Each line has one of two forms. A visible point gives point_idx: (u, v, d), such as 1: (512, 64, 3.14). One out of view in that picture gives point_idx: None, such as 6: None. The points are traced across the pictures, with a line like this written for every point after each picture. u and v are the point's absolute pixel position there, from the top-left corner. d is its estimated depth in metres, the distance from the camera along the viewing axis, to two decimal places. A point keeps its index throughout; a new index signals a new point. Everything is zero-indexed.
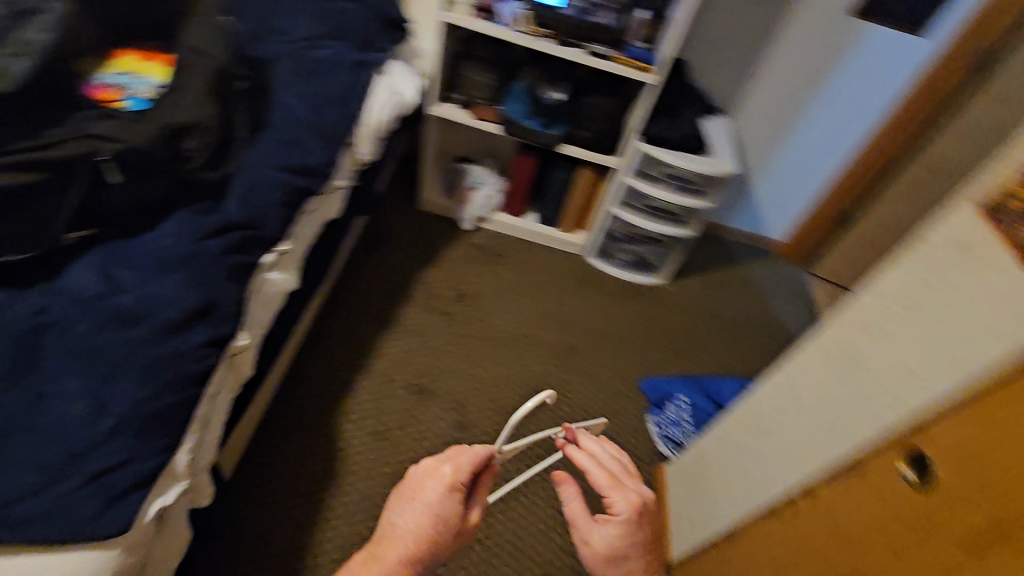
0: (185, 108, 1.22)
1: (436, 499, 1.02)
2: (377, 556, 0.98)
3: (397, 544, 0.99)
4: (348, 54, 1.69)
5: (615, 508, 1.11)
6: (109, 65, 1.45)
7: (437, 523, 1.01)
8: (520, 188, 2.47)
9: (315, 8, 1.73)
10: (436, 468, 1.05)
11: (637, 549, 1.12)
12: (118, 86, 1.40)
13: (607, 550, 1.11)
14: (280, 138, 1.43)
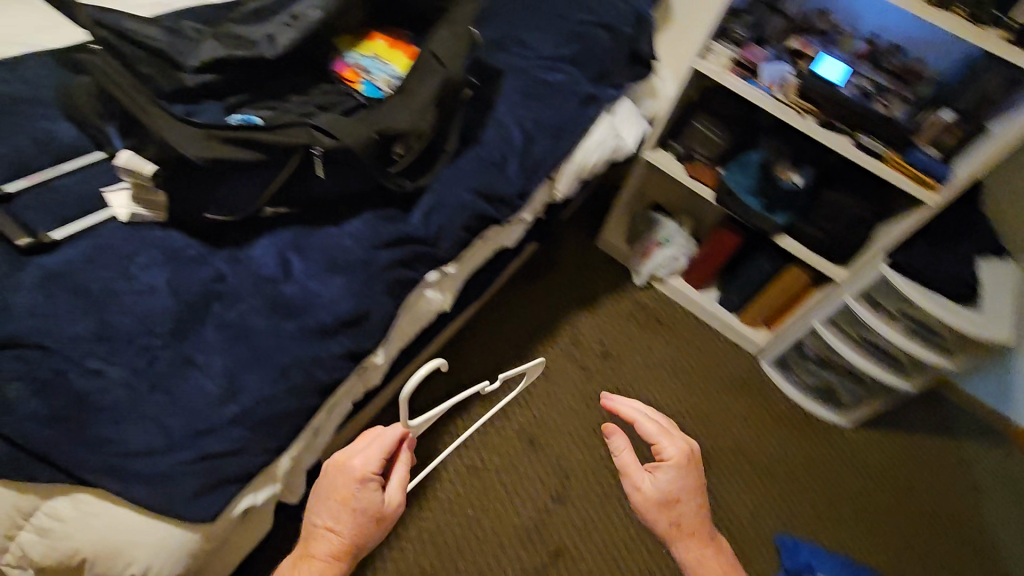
0: (403, 112, 1.15)
1: (348, 492, 0.96)
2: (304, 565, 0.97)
3: (326, 550, 0.97)
4: (580, 83, 1.58)
5: (663, 456, 1.15)
6: (361, 43, 1.48)
7: (356, 511, 0.97)
8: (711, 262, 2.21)
9: (564, 28, 1.64)
10: (347, 464, 0.98)
11: (686, 497, 1.14)
12: (361, 68, 1.43)
13: (656, 493, 1.13)
14: (484, 158, 1.36)
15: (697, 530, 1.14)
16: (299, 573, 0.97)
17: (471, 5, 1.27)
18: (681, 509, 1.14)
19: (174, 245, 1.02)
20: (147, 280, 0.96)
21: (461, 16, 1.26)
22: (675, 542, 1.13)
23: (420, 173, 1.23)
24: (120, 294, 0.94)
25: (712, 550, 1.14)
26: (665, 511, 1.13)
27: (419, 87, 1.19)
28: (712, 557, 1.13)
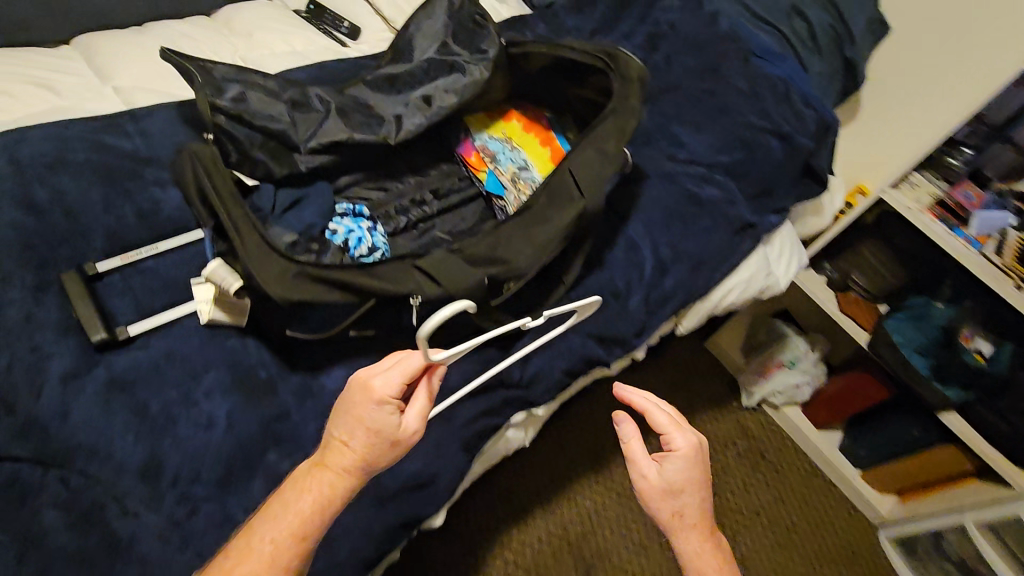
0: (522, 249, 0.97)
1: (368, 415, 0.75)
2: (307, 486, 0.75)
3: (336, 467, 0.76)
4: (736, 202, 1.32)
5: (675, 444, 0.91)
6: (495, 124, 1.32)
7: (375, 436, 0.76)
8: (841, 406, 1.87)
9: (729, 130, 1.38)
10: (375, 376, 0.77)
11: (691, 494, 0.90)
12: (488, 155, 1.27)
13: (666, 487, 0.89)
14: (606, 289, 1.16)
15: (703, 530, 0.91)
16: (307, 485, 0.75)
17: (630, 118, 1.06)
18: (690, 510, 0.90)
19: (247, 364, 0.91)
20: (208, 409, 0.86)
21: (614, 130, 1.05)
22: (681, 546, 0.90)
23: (528, 310, 1.06)
24: (177, 423, 0.84)
25: (722, 563, 0.90)
26: (675, 510, 0.89)
27: (549, 213, 1.00)
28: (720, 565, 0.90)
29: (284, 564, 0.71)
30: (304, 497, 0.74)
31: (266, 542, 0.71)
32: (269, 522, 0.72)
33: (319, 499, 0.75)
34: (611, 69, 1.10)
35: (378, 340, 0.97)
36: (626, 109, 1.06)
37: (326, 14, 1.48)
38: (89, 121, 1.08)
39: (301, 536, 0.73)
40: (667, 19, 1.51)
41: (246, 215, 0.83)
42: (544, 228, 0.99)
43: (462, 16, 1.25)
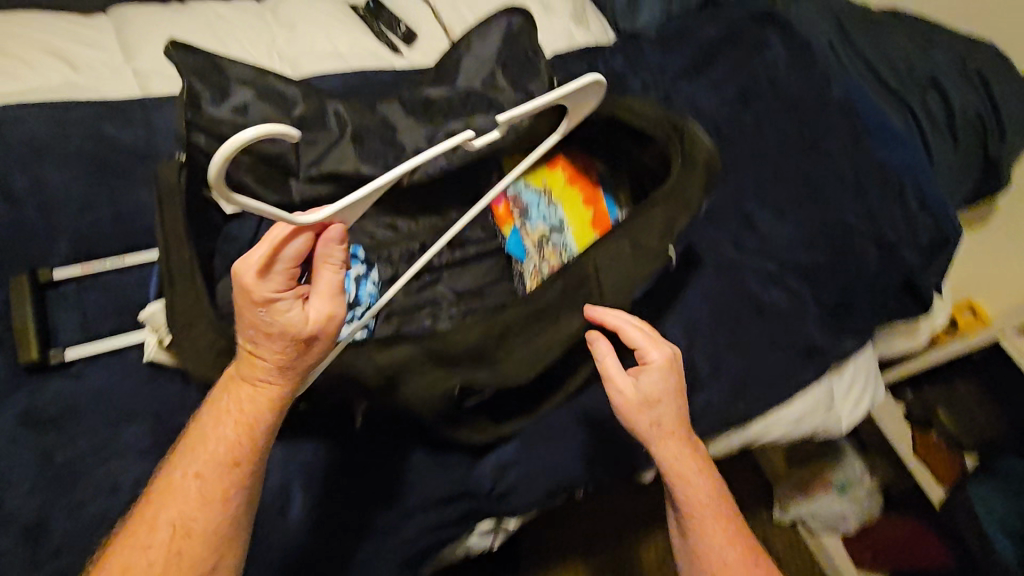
0: (514, 353, 0.80)
1: (258, 319, 0.61)
2: (224, 409, 0.66)
3: (252, 377, 0.65)
4: (805, 317, 1.08)
5: (649, 360, 0.79)
6: (536, 169, 1.13)
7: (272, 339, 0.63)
8: (893, 558, 1.56)
9: (815, 226, 1.14)
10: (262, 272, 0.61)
11: (670, 406, 0.81)
12: (519, 209, 1.10)
13: (649, 409, 0.79)
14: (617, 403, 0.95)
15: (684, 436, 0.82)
16: (224, 409, 0.65)
17: (682, 214, 0.86)
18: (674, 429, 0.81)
19: (176, 422, 0.80)
20: (114, 473, 0.75)
21: (662, 226, 0.85)
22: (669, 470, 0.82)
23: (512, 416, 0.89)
24: (79, 483, 0.74)
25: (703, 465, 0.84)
26: (658, 432, 0.80)
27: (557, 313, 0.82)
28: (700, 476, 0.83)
29: (221, 489, 0.64)
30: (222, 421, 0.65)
31: (195, 475, 0.64)
32: (192, 454, 0.64)
33: (244, 417, 0.65)
34: (673, 147, 0.90)
35: (327, 421, 0.83)
36: (680, 200, 0.85)
37: (384, 14, 1.33)
38: (93, 104, 0.99)
39: (234, 457, 0.65)
40: (769, 72, 1.26)
41: (190, 263, 0.70)
42: (545, 332, 0.81)
43: (518, 44, 1.07)
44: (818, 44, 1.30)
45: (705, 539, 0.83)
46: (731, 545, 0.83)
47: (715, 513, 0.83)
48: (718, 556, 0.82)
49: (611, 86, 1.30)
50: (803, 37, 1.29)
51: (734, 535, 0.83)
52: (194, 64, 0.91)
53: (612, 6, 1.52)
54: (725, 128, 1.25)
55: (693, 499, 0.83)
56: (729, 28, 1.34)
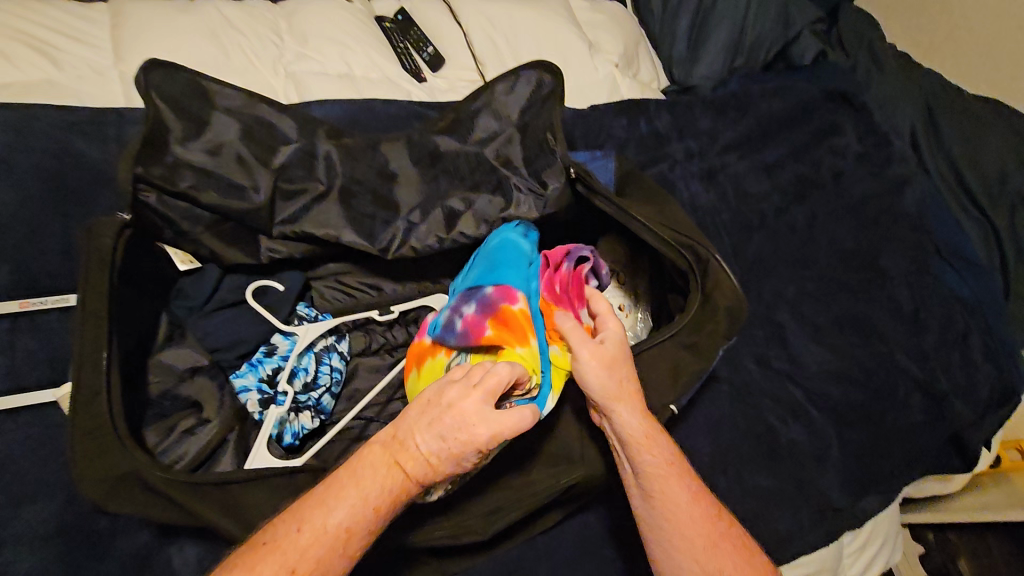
0: (471, 505, 0.69)
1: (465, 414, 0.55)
2: (363, 492, 0.54)
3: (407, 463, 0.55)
4: (823, 466, 0.93)
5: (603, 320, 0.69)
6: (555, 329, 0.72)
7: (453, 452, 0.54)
8: None
9: (855, 357, 0.99)
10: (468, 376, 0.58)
11: (622, 373, 0.64)
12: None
13: (600, 368, 0.63)
14: (587, 548, 0.82)
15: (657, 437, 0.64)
16: (369, 478, 0.54)
17: (693, 367, 0.75)
18: (628, 386, 0.64)
19: (84, 506, 0.70)
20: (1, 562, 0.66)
21: (666, 377, 0.74)
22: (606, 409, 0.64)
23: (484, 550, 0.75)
24: None
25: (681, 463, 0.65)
26: (608, 379, 0.63)
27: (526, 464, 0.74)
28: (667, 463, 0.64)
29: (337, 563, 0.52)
30: (352, 516, 0.53)
31: (343, 528, 0.52)
32: (340, 500, 0.53)
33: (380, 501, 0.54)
34: (694, 280, 0.76)
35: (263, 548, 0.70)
36: (699, 349, 0.75)
37: (412, 30, 1.20)
38: (66, 113, 0.89)
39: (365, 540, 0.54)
40: (834, 164, 1.12)
41: (99, 358, 0.60)
42: (503, 487, 0.70)
43: (546, 110, 0.93)
44: (894, 139, 1.14)
45: (659, 486, 0.63)
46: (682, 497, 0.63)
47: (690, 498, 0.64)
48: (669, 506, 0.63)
49: (649, 149, 1.15)
50: (881, 128, 1.15)
51: (686, 480, 0.64)
52: (173, 91, 0.79)
53: (669, 51, 1.35)
54: (772, 221, 1.09)
55: (660, 485, 0.63)
56: (797, 103, 1.17)
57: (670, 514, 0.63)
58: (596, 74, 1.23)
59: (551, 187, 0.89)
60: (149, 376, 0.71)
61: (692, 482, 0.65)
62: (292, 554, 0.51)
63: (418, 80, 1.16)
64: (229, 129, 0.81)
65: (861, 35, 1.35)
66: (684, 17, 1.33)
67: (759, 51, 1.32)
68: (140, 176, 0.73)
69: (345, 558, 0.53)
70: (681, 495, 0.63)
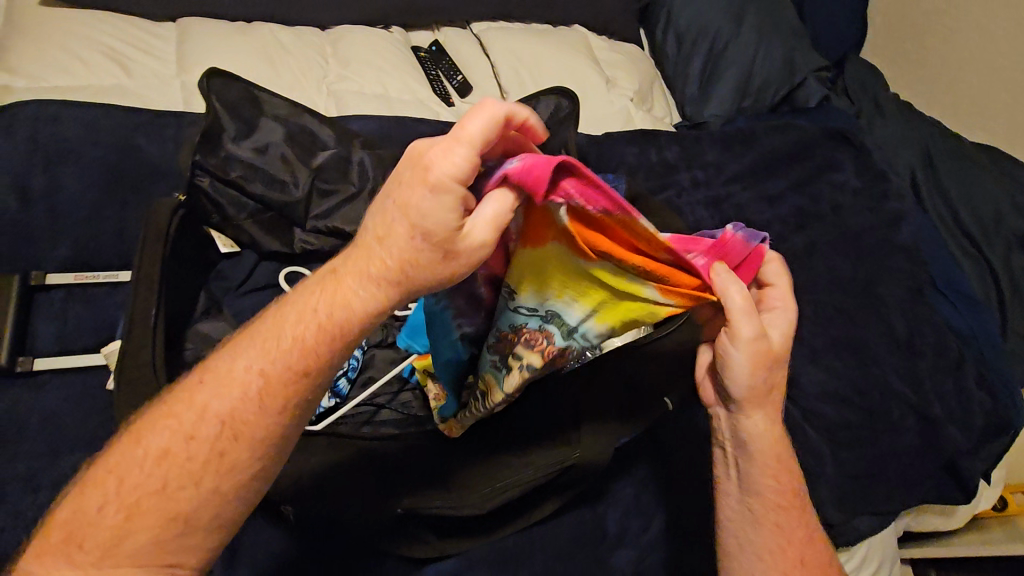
0: (477, 481, 0.73)
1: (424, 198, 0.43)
2: (259, 340, 0.50)
3: (309, 299, 0.49)
4: (817, 482, 0.94)
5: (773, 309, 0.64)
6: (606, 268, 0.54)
7: (414, 242, 0.44)
8: None
9: (850, 378, 1.02)
10: (408, 169, 0.44)
11: (764, 375, 0.61)
12: (529, 335, 0.60)
13: (751, 359, 0.59)
14: (579, 542, 0.85)
15: (781, 464, 0.65)
16: (272, 324, 0.50)
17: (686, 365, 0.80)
18: (769, 392, 0.63)
19: None
20: (41, 504, 0.73)
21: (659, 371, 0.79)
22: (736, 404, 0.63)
23: (480, 535, 0.79)
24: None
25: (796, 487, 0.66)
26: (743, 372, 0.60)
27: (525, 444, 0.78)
28: (787, 485, 0.65)
29: (233, 422, 0.48)
30: (247, 370, 0.49)
31: (242, 377, 0.48)
32: (240, 352, 0.50)
33: (277, 351, 0.48)
34: None
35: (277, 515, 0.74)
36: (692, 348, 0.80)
37: (444, 59, 1.31)
38: (131, 115, 0.98)
39: (266, 398, 0.48)
40: (833, 197, 1.19)
41: (148, 314, 0.68)
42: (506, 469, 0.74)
43: (562, 130, 1.00)
44: (892, 176, 1.20)
45: (775, 513, 0.65)
46: (781, 520, 0.65)
47: (800, 522, 0.66)
48: (771, 526, 0.65)
49: (659, 176, 1.22)
50: (880, 166, 1.22)
51: (800, 503, 0.66)
52: (230, 97, 0.89)
53: (681, 91, 1.45)
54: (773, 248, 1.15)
55: (777, 505, 0.65)
56: (799, 140, 1.25)
57: (785, 538, 0.65)
58: (611, 107, 1.32)
59: None
60: (184, 344, 0.77)
61: (804, 505, 0.67)
62: (187, 418, 0.49)
63: (447, 103, 1.26)
64: (275, 132, 0.90)
65: (864, 84, 1.44)
66: (696, 59, 1.44)
67: (767, 94, 1.40)
68: (197, 163, 0.83)
69: (251, 409, 0.48)
70: (793, 517, 0.66)
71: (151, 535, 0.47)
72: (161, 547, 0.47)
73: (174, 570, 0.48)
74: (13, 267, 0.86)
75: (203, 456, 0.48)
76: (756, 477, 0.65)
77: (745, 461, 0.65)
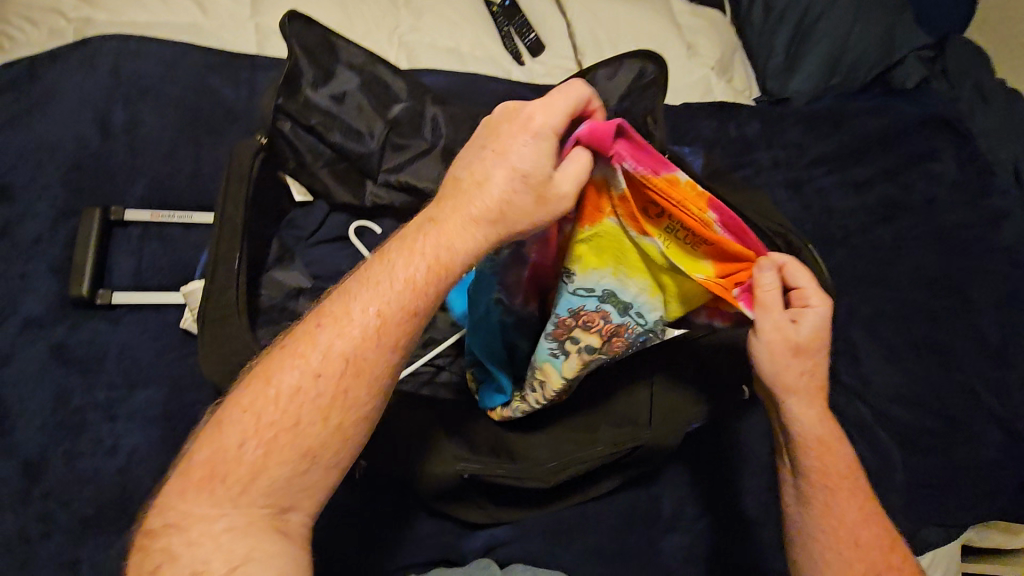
0: (539, 455, 0.72)
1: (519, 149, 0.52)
2: (369, 284, 0.53)
3: (416, 246, 0.53)
4: (885, 485, 0.90)
5: (810, 299, 0.60)
6: (659, 246, 0.57)
7: (514, 188, 0.52)
8: None
9: (930, 382, 0.96)
10: (507, 125, 0.53)
11: (807, 363, 0.61)
12: (614, 333, 0.63)
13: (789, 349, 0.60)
14: (633, 521, 0.84)
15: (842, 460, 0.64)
16: (378, 269, 0.54)
17: None
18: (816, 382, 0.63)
19: (187, 400, 0.79)
20: (119, 433, 0.76)
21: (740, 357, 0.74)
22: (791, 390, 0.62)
23: (540, 506, 0.78)
24: (82, 434, 0.75)
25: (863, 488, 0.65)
26: (783, 366, 0.61)
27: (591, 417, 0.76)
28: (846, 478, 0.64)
29: (354, 361, 0.51)
30: (361, 311, 0.52)
31: (358, 317, 0.52)
32: (352, 296, 0.53)
33: (391, 293, 0.52)
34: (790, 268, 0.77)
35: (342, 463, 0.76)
36: None
37: (517, 15, 1.23)
38: (206, 53, 0.96)
39: (386, 338, 0.52)
40: (928, 189, 1.11)
41: (231, 258, 0.67)
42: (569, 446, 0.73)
43: (645, 98, 0.94)
44: (996, 171, 1.11)
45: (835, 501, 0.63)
46: (864, 504, 0.64)
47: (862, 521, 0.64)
48: (857, 516, 0.64)
49: (737, 153, 1.16)
50: (983, 158, 1.12)
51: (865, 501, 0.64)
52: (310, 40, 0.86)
53: (765, 63, 1.35)
54: (855, 238, 1.08)
55: (836, 492, 0.63)
56: (895, 124, 1.16)
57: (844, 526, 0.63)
58: (690, 75, 1.25)
59: None
60: (262, 289, 0.79)
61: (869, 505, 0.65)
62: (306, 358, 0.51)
63: (519, 62, 1.21)
64: (352, 79, 0.87)
65: (970, 66, 1.32)
66: (785, 30, 1.34)
67: (861, 71, 1.30)
68: (280, 107, 0.82)
69: (370, 347, 0.51)
70: (853, 510, 0.63)
71: (283, 469, 0.49)
72: (295, 481, 0.50)
73: (298, 510, 0.50)
74: (94, 199, 0.87)
75: (328, 394, 0.50)
76: (824, 468, 0.64)
77: (809, 457, 0.64)
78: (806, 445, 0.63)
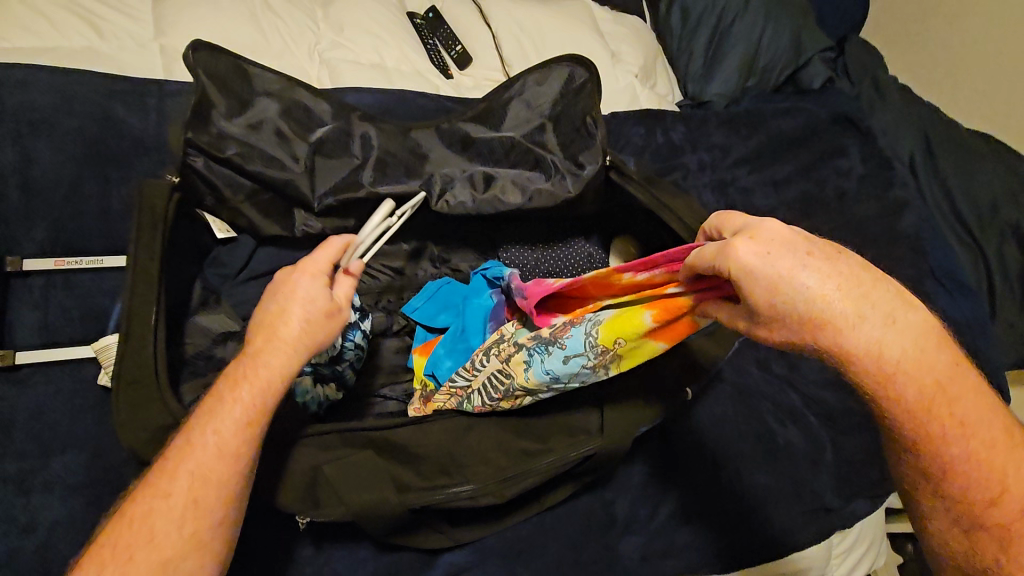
0: (489, 466, 0.72)
1: (303, 290, 0.62)
2: (221, 403, 0.56)
3: (251, 369, 0.58)
4: (819, 469, 0.96)
5: (753, 268, 0.45)
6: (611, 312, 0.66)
7: (310, 306, 0.61)
8: None
9: None
10: (281, 282, 0.63)
11: (828, 332, 0.45)
12: (570, 320, 0.69)
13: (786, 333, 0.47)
14: (590, 531, 0.85)
15: (950, 380, 0.48)
16: (217, 394, 0.57)
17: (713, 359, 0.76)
18: (864, 326, 0.45)
19: (111, 461, 0.73)
20: (35, 507, 0.69)
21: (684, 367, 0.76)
22: (889, 365, 0.46)
23: (501, 519, 0.78)
24: None
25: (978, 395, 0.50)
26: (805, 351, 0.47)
27: (541, 429, 0.77)
28: (957, 408, 0.48)
29: (212, 476, 0.54)
30: (217, 426, 0.55)
31: (212, 433, 0.55)
32: (202, 419, 0.56)
33: (239, 408, 0.56)
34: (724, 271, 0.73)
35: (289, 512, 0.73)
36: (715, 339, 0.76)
37: (442, 27, 1.23)
38: (108, 80, 0.89)
39: (241, 453, 0.55)
40: (838, 184, 1.19)
41: (147, 310, 0.63)
42: (518, 458, 0.73)
43: (580, 103, 0.90)
44: (895, 164, 1.21)
45: (963, 450, 0.49)
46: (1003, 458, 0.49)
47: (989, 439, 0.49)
48: (991, 476, 0.49)
49: (665, 158, 1.19)
50: (884, 153, 1.22)
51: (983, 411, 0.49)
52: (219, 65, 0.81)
53: (686, 66, 1.41)
54: None
55: (952, 438, 0.49)
56: (805, 123, 1.24)
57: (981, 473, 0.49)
58: (616, 83, 1.28)
59: (586, 169, 0.86)
60: (184, 338, 0.75)
61: (987, 414, 0.49)
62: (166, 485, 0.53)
63: (446, 76, 1.20)
64: (270, 105, 0.82)
65: (866, 64, 1.42)
66: (702, 35, 1.39)
67: (773, 72, 1.38)
68: (190, 141, 0.77)
69: (227, 459, 0.55)
70: (979, 438, 0.49)
71: None
72: None
73: None
74: None
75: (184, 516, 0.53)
76: (952, 433, 0.48)
77: (934, 421, 0.48)
78: (933, 408, 0.48)
